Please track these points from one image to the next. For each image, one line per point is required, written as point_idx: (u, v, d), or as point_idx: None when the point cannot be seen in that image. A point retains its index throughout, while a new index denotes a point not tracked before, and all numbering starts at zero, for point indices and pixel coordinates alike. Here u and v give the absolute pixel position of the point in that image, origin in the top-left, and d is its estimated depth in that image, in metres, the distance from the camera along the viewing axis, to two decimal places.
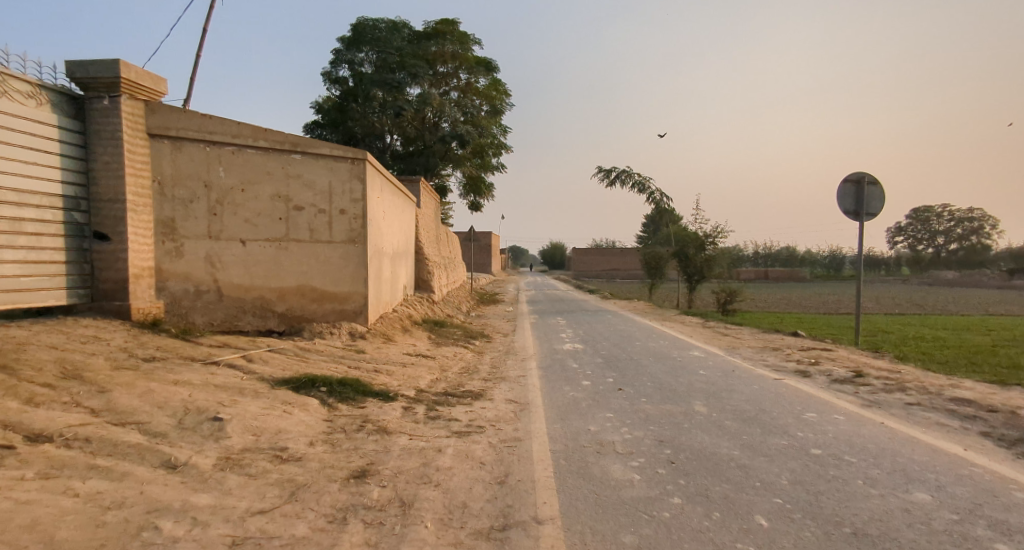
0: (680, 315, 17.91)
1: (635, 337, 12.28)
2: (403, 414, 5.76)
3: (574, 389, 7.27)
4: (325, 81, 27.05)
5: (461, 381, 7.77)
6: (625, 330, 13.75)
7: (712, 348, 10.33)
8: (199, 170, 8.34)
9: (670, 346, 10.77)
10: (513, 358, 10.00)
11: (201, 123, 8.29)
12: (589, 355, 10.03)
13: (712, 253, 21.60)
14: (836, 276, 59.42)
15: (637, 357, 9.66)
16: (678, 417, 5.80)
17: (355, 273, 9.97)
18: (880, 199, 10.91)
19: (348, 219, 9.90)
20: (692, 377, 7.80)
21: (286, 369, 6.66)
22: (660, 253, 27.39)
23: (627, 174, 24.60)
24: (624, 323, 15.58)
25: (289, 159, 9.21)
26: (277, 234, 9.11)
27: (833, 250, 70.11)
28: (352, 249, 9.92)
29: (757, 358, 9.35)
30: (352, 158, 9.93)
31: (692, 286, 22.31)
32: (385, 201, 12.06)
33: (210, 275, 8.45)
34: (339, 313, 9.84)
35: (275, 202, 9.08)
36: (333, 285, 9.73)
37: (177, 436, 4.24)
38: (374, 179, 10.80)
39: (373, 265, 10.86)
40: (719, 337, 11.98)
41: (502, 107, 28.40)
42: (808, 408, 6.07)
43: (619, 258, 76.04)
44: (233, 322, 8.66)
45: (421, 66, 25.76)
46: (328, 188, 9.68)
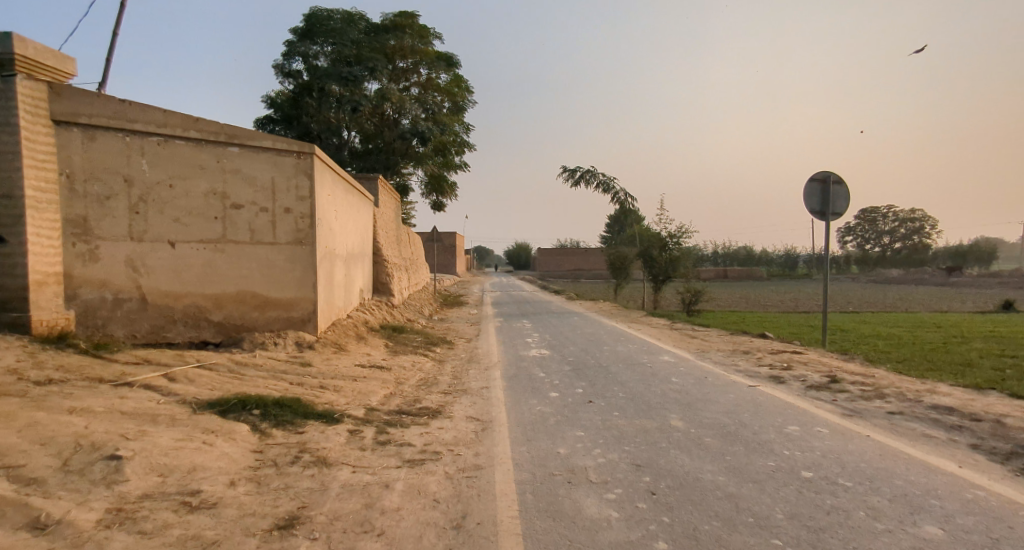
0: (645, 316, 17.47)
1: (602, 341, 11.70)
2: (347, 440, 5.05)
3: (541, 403, 6.64)
4: (278, 74, 25.84)
5: (418, 395, 7.06)
6: (592, 334, 13.15)
7: (683, 353, 9.85)
8: (117, 163, 7.60)
9: (639, 351, 10.24)
10: (476, 367, 9.29)
11: (120, 111, 7.57)
12: (556, 362, 9.40)
13: (678, 253, 21.34)
14: (791, 276, 60.58)
15: (607, 364, 9.09)
16: (655, 435, 5.22)
17: (303, 278, 9.17)
18: (846, 198, 10.15)
19: (294, 218, 9.09)
20: (666, 386, 7.27)
21: (216, 387, 5.89)
22: (625, 253, 27.12)
23: (591, 174, 24.24)
24: (589, 326, 15.01)
25: (225, 152, 8.44)
26: (212, 235, 8.33)
27: (789, 249, 71.62)
28: (299, 252, 9.13)
29: (727, 362, 8.76)
30: (298, 151, 9.14)
31: (657, 286, 22.01)
32: (339, 200, 11.26)
33: (132, 281, 7.68)
34: (285, 321, 9.03)
35: (209, 199, 8.30)
36: (278, 291, 8.93)
37: (58, 483, 3.48)
38: (324, 175, 10.02)
39: (324, 268, 10.06)
40: (686, 340, 11.45)
41: (464, 104, 27.71)
42: (790, 421, 5.41)
43: (582, 258, 76.05)
44: (161, 333, 7.89)
45: (380, 60, 24.84)
46: (271, 184, 8.88)
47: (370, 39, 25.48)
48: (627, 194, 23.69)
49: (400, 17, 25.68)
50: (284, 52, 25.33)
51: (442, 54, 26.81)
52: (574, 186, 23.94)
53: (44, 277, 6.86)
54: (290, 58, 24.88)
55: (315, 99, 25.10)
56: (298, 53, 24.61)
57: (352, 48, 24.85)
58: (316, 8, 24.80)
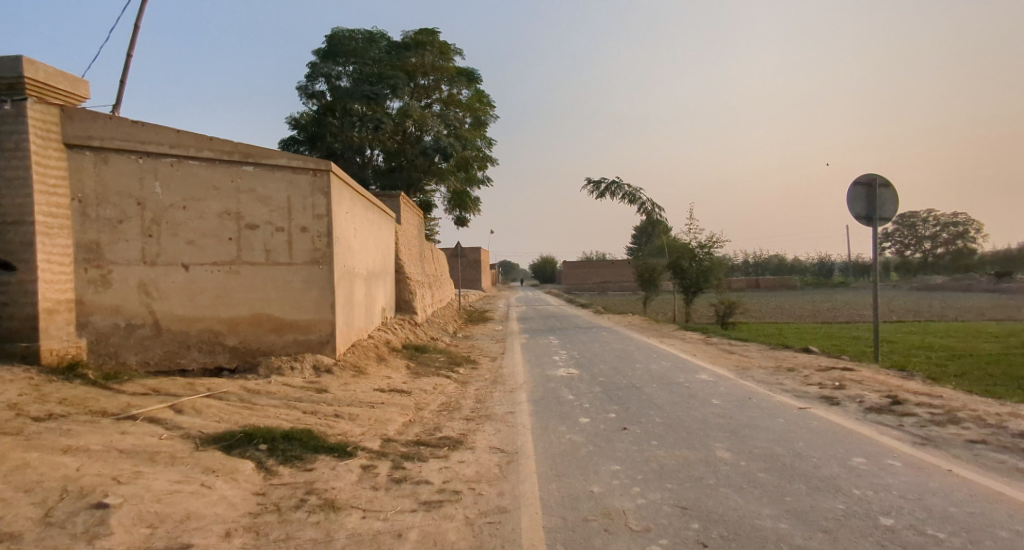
0: (677, 331, 16.80)
1: (633, 359, 11.12)
2: (360, 477, 4.62)
3: (571, 430, 6.14)
4: (301, 95, 26.03)
5: (439, 423, 6.62)
6: (621, 350, 12.56)
7: (721, 371, 9.21)
8: (130, 186, 7.40)
9: (673, 369, 9.62)
10: (501, 390, 8.82)
11: (132, 132, 7.38)
12: (585, 383, 8.87)
13: (709, 264, 20.63)
14: (825, 284, 58.73)
15: (640, 385, 8.52)
16: (700, 468, 4.67)
17: (320, 299, 8.87)
18: (893, 202, 9.48)
19: (311, 238, 8.81)
20: (706, 410, 6.68)
21: (223, 419, 5.53)
22: (653, 265, 26.46)
23: (617, 185, 23.71)
24: (619, 342, 14.41)
25: (240, 171, 8.21)
26: (227, 257, 8.08)
27: (822, 257, 69.58)
28: (316, 271, 8.84)
29: (771, 380, 8.13)
30: (314, 168, 8.88)
31: (689, 298, 21.29)
32: (358, 217, 10.99)
33: (145, 306, 7.45)
34: (303, 344, 8.71)
35: (223, 220, 8.07)
36: (295, 313, 8.63)
37: (34, 537, 3.12)
38: (342, 193, 9.75)
39: (343, 288, 9.75)
40: (722, 357, 10.78)
41: (486, 119, 27.51)
42: (854, 452, 4.80)
43: (609, 270, 75.07)
44: (174, 359, 7.63)
45: (401, 78, 24.83)
46: (287, 203, 8.62)
47: (391, 57, 25.52)
48: (655, 204, 23.08)
49: (421, 34, 25.71)
50: (306, 73, 25.51)
51: (463, 69, 26.73)
52: (599, 198, 23.45)
53: (54, 305, 6.64)
54: (313, 79, 25.03)
55: (338, 118, 25.20)
56: (321, 74, 24.75)
57: (374, 67, 24.91)
58: (337, 28, 24.95)
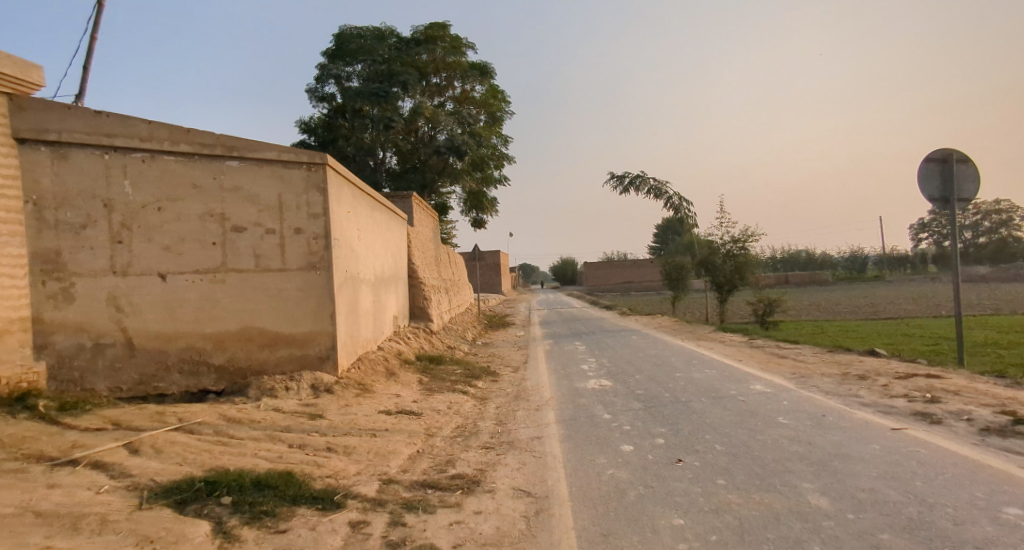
0: (714, 332, 15.49)
1: (672, 368, 9.88)
2: (346, 541, 3.55)
3: (613, 464, 5.01)
4: (311, 98, 25.22)
5: (452, 454, 5.53)
6: (657, 357, 11.35)
7: (779, 379, 7.98)
8: (95, 186, 6.48)
9: (722, 380, 8.39)
10: (525, 408, 7.70)
11: (96, 124, 6.45)
12: (622, 398, 7.72)
13: (745, 259, 19.24)
14: (860, 278, 56.38)
15: (685, 399, 7.33)
16: (793, 521, 3.51)
17: (319, 309, 7.87)
18: (974, 180, 8.19)
19: (306, 240, 7.82)
20: (774, 432, 5.50)
21: (187, 459, 4.53)
22: (682, 263, 25.16)
23: (642, 179, 22.48)
24: (652, 346, 13.16)
25: (223, 167, 7.24)
26: (210, 264, 7.12)
27: (855, 250, 67.09)
28: (313, 277, 7.84)
29: (844, 391, 6.88)
30: (308, 162, 7.87)
31: (723, 297, 19.93)
32: (363, 218, 10.01)
33: (115, 323, 6.53)
34: (300, 360, 7.72)
35: (205, 222, 7.10)
36: (290, 325, 7.65)
37: None
38: (341, 189, 8.74)
39: (346, 295, 8.73)
40: (774, 364, 9.50)
41: (501, 115, 26.43)
42: (1002, 495, 3.59)
43: (631, 270, 73.45)
44: (151, 383, 6.70)
45: (412, 75, 23.89)
46: (278, 201, 7.63)
47: (401, 53, 24.56)
48: (682, 198, 21.78)
49: (431, 29, 24.72)
50: (315, 75, 24.73)
51: (476, 63, 25.66)
52: (623, 193, 22.24)
53: (4, 325, 5.78)
54: (322, 80, 24.25)
55: (349, 120, 24.38)
56: (330, 75, 23.94)
57: (384, 65, 23.93)
58: (345, 26, 24.07)
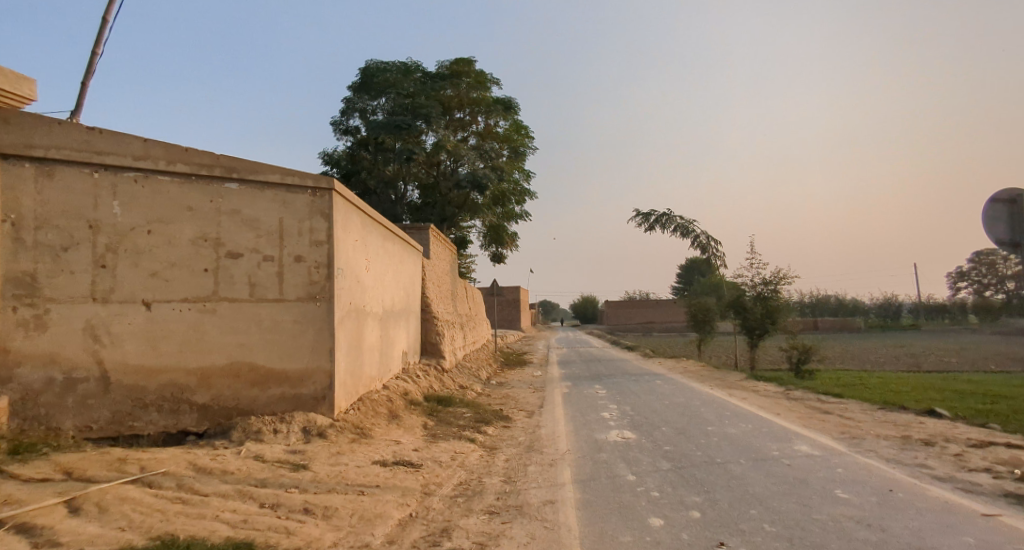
0: (745, 381, 14.48)
1: (703, 421, 8.98)
2: None
3: (640, 543, 4.17)
4: (336, 130, 25.23)
5: (449, 521, 4.74)
6: (684, 407, 10.42)
7: (826, 441, 7.05)
8: (80, 205, 5.96)
9: (761, 439, 7.48)
10: (538, 462, 6.89)
11: (86, 139, 5.96)
12: (647, 456, 6.88)
13: (777, 303, 18.23)
14: (895, 327, 54.15)
15: (721, 461, 6.45)
16: None
17: (316, 344, 7.23)
18: None
19: (307, 269, 7.22)
20: (834, 511, 4.62)
21: (133, 523, 3.83)
22: (708, 304, 24.20)
23: (668, 217, 21.78)
24: (678, 394, 12.23)
25: (221, 189, 6.69)
26: (200, 293, 6.54)
27: (888, 297, 64.84)
28: (312, 309, 7.23)
29: (908, 459, 5.94)
30: (313, 186, 7.29)
31: (754, 342, 18.86)
32: (372, 248, 9.42)
33: (91, 354, 5.95)
34: (291, 400, 7.06)
35: (198, 247, 6.54)
36: (283, 361, 7.03)
37: None
38: (349, 216, 8.16)
39: (348, 329, 8.10)
40: (817, 421, 8.54)
41: (524, 150, 26.10)
42: None
43: (653, 311, 72.03)
44: (126, 422, 6.08)
45: (436, 108, 23.77)
46: (279, 226, 7.07)
47: (426, 87, 24.53)
48: (710, 237, 20.97)
49: (457, 64, 24.72)
50: (341, 108, 24.77)
51: (500, 98, 25.50)
52: (648, 231, 21.53)
53: None
54: (347, 114, 24.27)
55: (371, 153, 24.25)
56: (356, 108, 23.95)
57: (408, 98, 23.89)
58: (371, 60, 24.17)
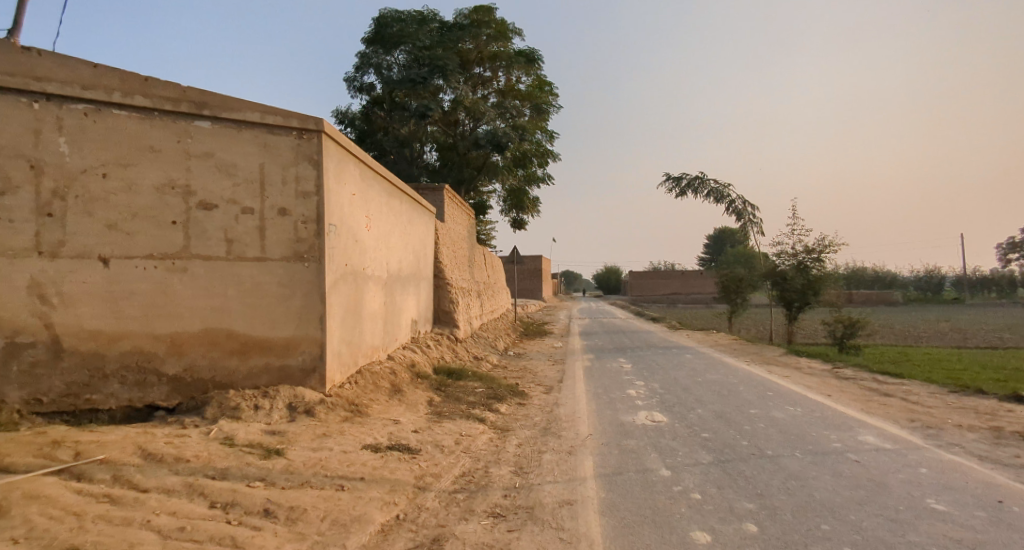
0: (785, 356, 13.40)
1: (742, 404, 7.99)
2: None
3: None
4: (351, 87, 24.12)
5: (445, 529, 3.85)
6: (720, 386, 9.42)
7: (897, 433, 6.01)
8: (20, 141, 5.07)
9: (815, 429, 6.46)
10: (557, 449, 6.00)
11: (24, 63, 5.02)
12: (684, 445, 5.93)
13: (820, 273, 16.89)
14: (935, 301, 51.94)
15: (772, 454, 5.48)
16: None
17: (304, 309, 6.36)
18: None
19: (292, 224, 6.31)
20: (935, 533, 3.59)
21: (34, 530, 2.98)
22: (740, 274, 22.97)
23: (701, 181, 20.38)
24: (712, 371, 11.25)
25: (190, 128, 5.73)
26: (167, 248, 5.65)
27: (928, 270, 62.21)
28: (299, 270, 6.33)
29: (1009, 461, 4.88)
30: (299, 127, 6.32)
31: (792, 314, 17.65)
32: (374, 205, 8.50)
33: (38, 317, 5.14)
34: (276, 372, 6.20)
35: (164, 196, 5.63)
36: (266, 328, 6.16)
37: None
38: (343, 165, 7.19)
39: (344, 293, 7.21)
40: (878, 406, 7.49)
41: (547, 107, 24.60)
42: None
43: (679, 282, 70.50)
44: (82, 394, 5.30)
45: (453, 62, 22.40)
46: (259, 174, 6.13)
47: (444, 39, 23.08)
48: (746, 202, 19.56)
49: (477, 13, 23.21)
50: (355, 64, 23.59)
51: (522, 50, 23.91)
52: (679, 196, 20.20)
53: None
54: (362, 69, 23.09)
55: (387, 110, 23.13)
56: (370, 64, 22.74)
57: (425, 51, 22.58)
58: (386, 10, 22.84)
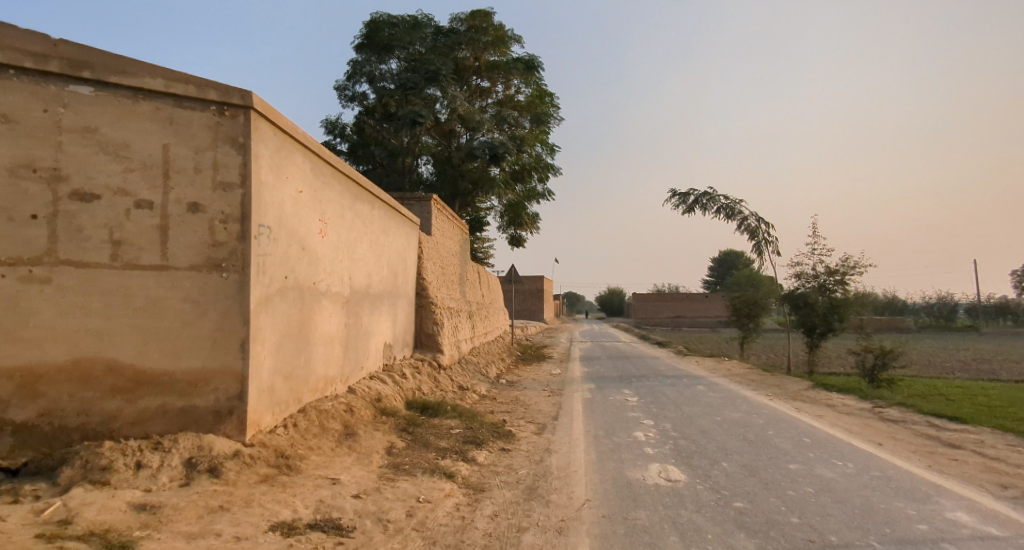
0: (812, 390, 11.86)
1: (777, 456, 6.48)
2: None
3: None
4: (343, 97, 22.95)
5: None
6: (744, 430, 7.90)
7: (1004, 514, 4.47)
8: None
9: (883, 501, 4.91)
10: (544, 526, 4.48)
11: None
12: (715, 525, 4.41)
13: (844, 296, 15.39)
14: (950, 329, 50.17)
15: (841, 543, 3.96)
16: None
17: (219, 336, 4.88)
18: None
19: (206, 223, 4.85)
20: None
21: None
22: (753, 296, 21.54)
23: (710, 197, 18.99)
24: (732, 407, 9.75)
25: (62, 93, 4.34)
26: (24, 251, 4.22)
27: (941, 296, 60.36)
28: (214, 282, 4.87)
29: None
30: (219, 101, 4.88)
31: (814, 342, 16.15)
32: (332, 208, 7.10)
33: None
34: (177, 416, 4.70)
35: (21, 181, 4.22)
36: (164, 359, 4.67)
37: None
38: (284, 154, 5.75)
39: (282, 316, 5.74)
40: (953, 467, 5.94)
41: (547, 117, 23.38)
42: None
43: (683, 305, 68.89)
44: None
45: (448, 68, 21.18)
46: (162, 157, 4.68)
47: (439, 44, 21.90)
48: (759, 219, 18.11)
49: (474, 18, 22.11)
50: (347, 72, 22.43)
51: (521, 57, 22.77)
52: (687, 212, 18.78)
53: None
54: (353, 78, 21.93)
55: (379, 121, 21.96)
56: (362, 73, 21.57)
57: (418, 57, 21.40)
58: (378, 15, 21.72)
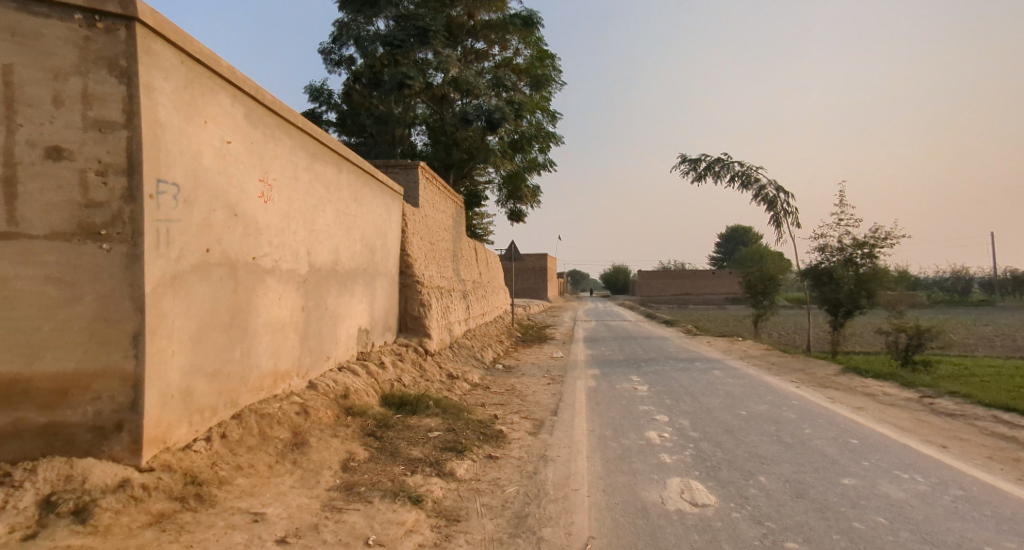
0: (843, 376, 10.59)
1: (825, 466, 5.26)
2: None
3: None
4: (330, 62, 21.40)
5: None
6: (777, 429, 6.67)
7: None
8: None
9: (987, 540, 3.67)
10: None
11: None
12: None
13: (874, 270, 14.04)
14: (967, 304, 48.57)
15: None
16: None
17: (99, 326, 3.65)
18: None
19: (75, 174, 3.60)
20: None
21: None
22: (768, 269, 20.22)
23: (723, 163, 17.57)
24: (757, 398, 8.51)
25: None
26: None
27: (956, 272, 58.61)
28: (90, 256, 3.62)
29: None
30: (86, 9, 3.59)
31: (839, 320, 14.86)
32: (279, 165, 5.82)
33: None
34: (41, 434, 3.52)
35: None
36: (19, 358, 3.47)
37: None
38: (201, 92, 4.45)
39: (204, 300, 4.50)
40: None
41: (546, 80, 21.89)
42: None
43: (689, 282, 67.50)
44: None
45: (438, 24, 19.52)
46: (4, 84, 3.42)
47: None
48: (778, 186, 16.68)
49: None
50: (333, 34, 20.86)
51: (518, 13, 21.16)
52: (699, 180, 17.39)
53: None
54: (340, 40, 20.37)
55: (367, 86, 20.45)
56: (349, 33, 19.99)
57: (405, 12, 19.70)
58: None
